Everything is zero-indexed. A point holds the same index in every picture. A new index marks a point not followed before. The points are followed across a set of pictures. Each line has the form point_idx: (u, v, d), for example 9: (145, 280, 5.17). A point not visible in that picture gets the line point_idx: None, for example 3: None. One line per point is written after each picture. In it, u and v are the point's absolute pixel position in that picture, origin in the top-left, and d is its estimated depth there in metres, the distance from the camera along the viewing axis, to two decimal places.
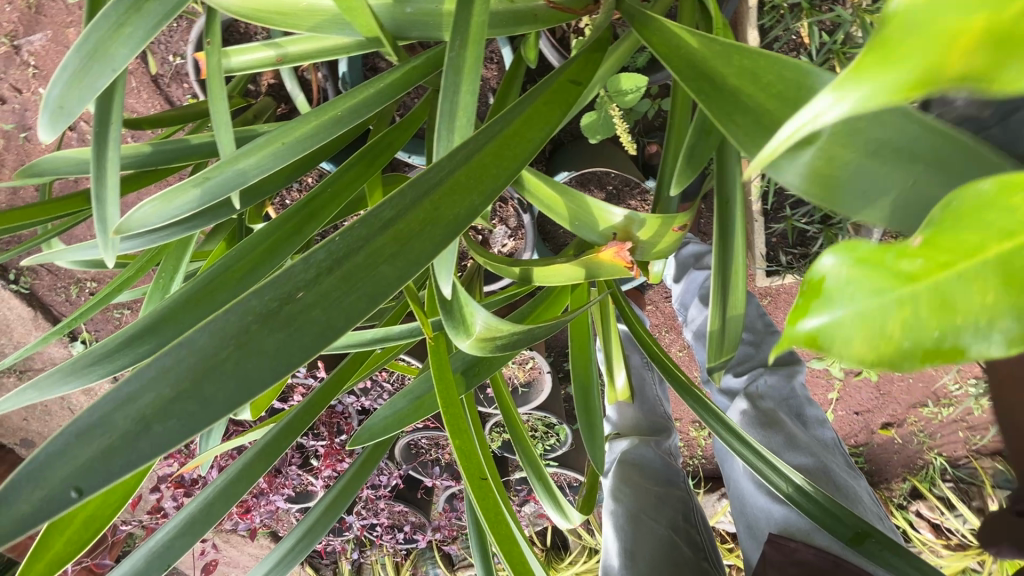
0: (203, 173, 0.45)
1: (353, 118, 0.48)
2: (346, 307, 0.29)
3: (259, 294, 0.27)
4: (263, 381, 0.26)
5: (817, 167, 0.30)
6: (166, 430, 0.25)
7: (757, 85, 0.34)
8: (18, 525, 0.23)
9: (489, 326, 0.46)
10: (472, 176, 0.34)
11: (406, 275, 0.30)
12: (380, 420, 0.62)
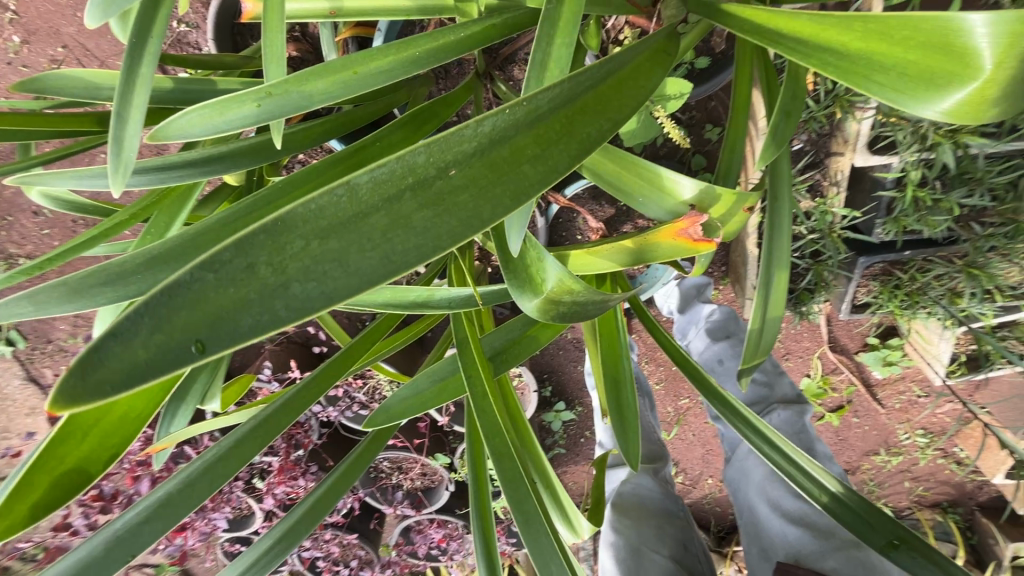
0: (266, 89, 0.42)
1: (431, 61, 0.46)
2: (493, 200, 0.26)
3: (414, 157, 0.24)
4: (408, 261, 0.23)
5: (972, 98, 0.33)
6: (303, 293, 0.22)
7: (892, 44, 0.36)
8: (115, 383, 0.20)
9: (562, 283, 0.44)
10: (603, 99, 0.32)
11: (548, 179, 0.28)
12: (397, 402, 0.56)
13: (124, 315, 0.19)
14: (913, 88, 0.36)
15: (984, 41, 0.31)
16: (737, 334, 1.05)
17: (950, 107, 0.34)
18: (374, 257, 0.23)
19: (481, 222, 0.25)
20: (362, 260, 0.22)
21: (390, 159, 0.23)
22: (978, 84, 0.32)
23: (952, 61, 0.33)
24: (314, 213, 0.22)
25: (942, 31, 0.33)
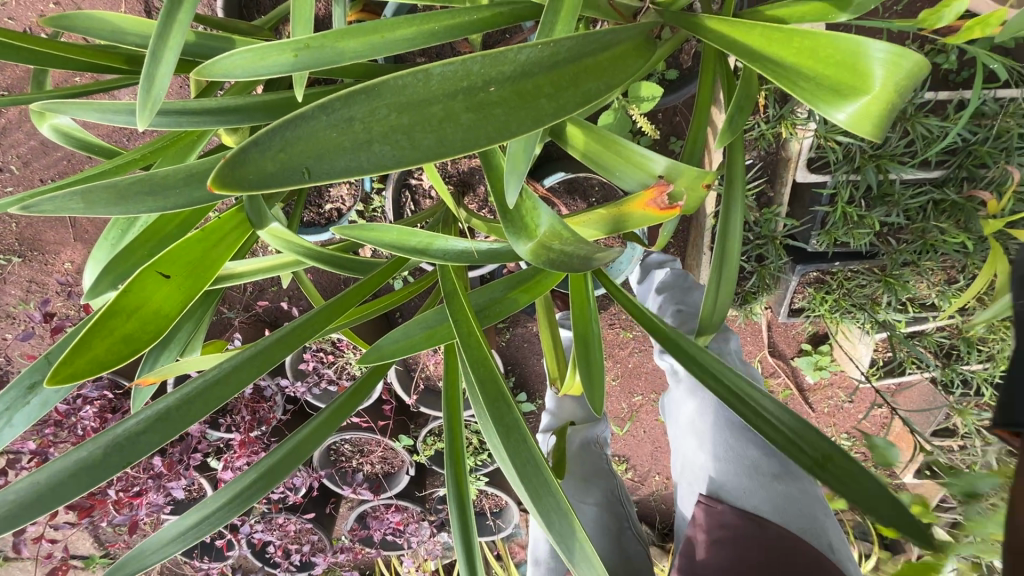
0: (305, 41, 0.47)
1: (448, 35, 0.52)
2: (519, 118, 0.33)
3: (468, 64, 0.31)
4: (456, 147, 0.31)
5: (864, 111, 0.44)
6: (380, 150, 0.30)
7: (817, 58, 0.46)
8: (262, 179, 0.29)
9: (554, 227, 0.51)
10: (605, 62, 0.40)
11: (562, 112, 0.35)
12: (390, 342, 0.61)
13: (268, 129, 0.28)
14: (824, 95, 0.46)
15: (877, 66, 0.42)
16: (686, 288, 1.12)
17: (846, 116, 0.45)
18: (428, 141, 0.31)
19: (508, 131, 0.32)
20: (423, 138, 0.31)
21: (449, 62, 0.31)
22: (868, 98, 0.43)
23: (853, 78, 0.44)
24: (397, 94, 0.30)
25: (849, 55, 0.44)
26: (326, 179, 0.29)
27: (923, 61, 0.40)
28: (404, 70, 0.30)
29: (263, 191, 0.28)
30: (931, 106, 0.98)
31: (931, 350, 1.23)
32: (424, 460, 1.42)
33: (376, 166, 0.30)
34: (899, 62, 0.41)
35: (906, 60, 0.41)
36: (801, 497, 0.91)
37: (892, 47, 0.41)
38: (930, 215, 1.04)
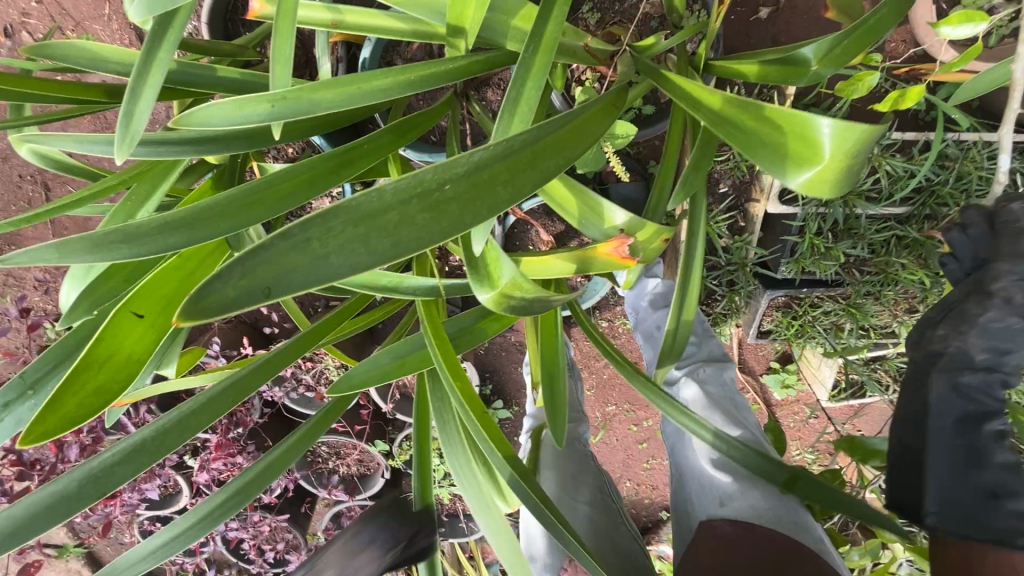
0: (281, 92, 0.49)
1: (425, 85, 0.54)
2: (473, 210, 0.35)
3: (421, 173, 0.33)
4: (410, 248, 0.32)
5: (815, 178, 0.44)
6: (335, 262, 0.30)
7: (775, 125, 0.47)
8: (226, 305, 0.28)
9: (514, 278, 0.53)
10: (562, 140, 0.42)
11: (516, 198, 0.37)
12: (359, 372, 0.63)
13: (225, 264, 0.28)
14: (783, 162, 0.47)
15: (826, 134, 0.42)
16: None
17: (803, 180, 0.45)
18: (384, 244, 0.31)
19: (465, 222, 0.34)
20: (378, 243, 0.31)
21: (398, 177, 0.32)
22: (820, 167, 0.44)
23: (804, 145, 0.45)
24: (352, 207, 0.30)
25: (799, 124, 0.44)
26: (287, 297, 0.29)
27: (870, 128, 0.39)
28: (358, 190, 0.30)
29: (220, 320, 0.28)
30: (897, 146, 1.02)
31: (890, 374, 1.28)
32: (400, 464, 1.45)
33: (331, 278, 0.30)
34: (847, 134, 0.41)
35: (852, 130, 0.40)
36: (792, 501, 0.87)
37: (834, 124, 0.41)
38: (892, 250, 1.08)
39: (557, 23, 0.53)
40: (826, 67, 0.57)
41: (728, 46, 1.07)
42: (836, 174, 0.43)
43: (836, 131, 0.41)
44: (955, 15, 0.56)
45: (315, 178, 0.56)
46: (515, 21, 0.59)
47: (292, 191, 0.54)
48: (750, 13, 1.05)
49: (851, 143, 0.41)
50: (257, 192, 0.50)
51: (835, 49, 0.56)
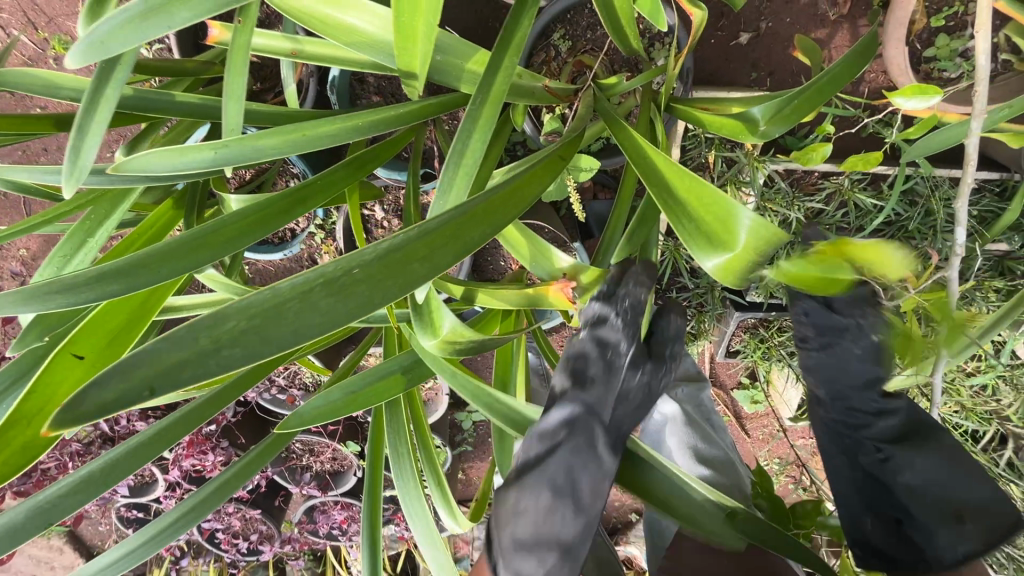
0: (223, 139, 0.49)
1: (374, 131, 0.54)
2: (383, 289, 0.35)
3: (329, 266, 0.34)
4: (310, 334, 0.33)
5: (726, 263, 0.49)
6: (231, 354, 0.31)
7: (699, 201, 0.50)
8: (104, 409, 0.29)
9: (454, 328, 0.55)
10: (488, 209, 0.43)
11: (433, 274, 0.38)
12: (309, 410, 0.64)
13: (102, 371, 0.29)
14: (701, 241, 0.50)
15: (744, 226, 0.46)
16: None
17: (715, 261, 0.49)
18: (285, 333, 0.32)
19: (373, 303, 0.35)
20: (278, 334, 0.32)
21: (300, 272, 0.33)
22: (731, 254, 0.48)
23: (722, 229, 0.48)
24: (246, 305, 0.32)
25: (720, 209, 0.48)
26: (174, 393, 0.30)
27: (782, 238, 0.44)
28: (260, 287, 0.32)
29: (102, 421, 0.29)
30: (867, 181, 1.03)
31: None
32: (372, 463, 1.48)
33: (225, 367, 0.31)
34: (757, 232, 0.45)
35: (767, 229, 0.44)
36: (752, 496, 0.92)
37: (751, 219, 0.45)
38: None
39: (506, 75, 0.54)
40: (775, 127, 0.57)
41: (707, 70, 1.06)
42: (746, 261, 0.47)
43: (752, 226, 0.45)
44: (909, 85, 0.54)
45: (263, 217, 0.56)
46: (469, 64, 0.59)
47: (238, 234, 0.54)
48: (731, 37, 1.04)
49: (759, 240, 0.45)
50: (198, 236, 0.51)
51: (782, 110, 0.57)
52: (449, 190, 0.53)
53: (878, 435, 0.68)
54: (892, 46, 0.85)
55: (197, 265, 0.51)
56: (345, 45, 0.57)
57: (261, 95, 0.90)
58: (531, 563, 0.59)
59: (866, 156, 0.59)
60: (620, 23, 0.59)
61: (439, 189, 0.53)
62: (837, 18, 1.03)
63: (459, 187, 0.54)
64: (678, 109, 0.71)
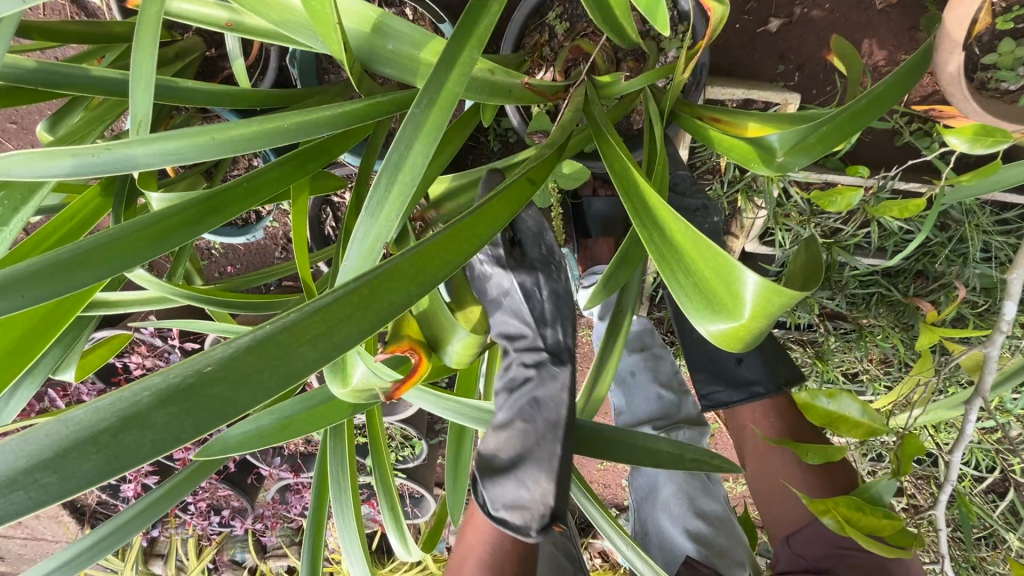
0: (101, 144, 0.41)
1: (302, 135, 0.46)
2: (256, 389, 0.28)
3: (166, 376, 0.26)
4: (137, 462, 0.25)
5: (730, 332, 0.39)
6: (12, 501, 0.23)
7: (699, 253, 0.40)
8: None
9: (364, 379, 0.49)
10: (416, 266, 0.35)
11: (328, 360, 0.30)
12: (236, 435, 0.59)
13: None
14: (698, 299, 0.40)
15: (750, 292, 0.36)
16: (651, 347, 1.13)
17: (719, 329, 0.39)
18: (97, 462, 0.24)
19: (233, 411, 0.27)
20: (80, 465, 0.24)
21: (128, 385, 0.26)
22: (738, 323, 0.38)
23: (727, 291, 0.38)
24: (36, 433, 0.24)
25: (722, 268, 0.37)
26: None
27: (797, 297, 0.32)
28: (47, 419, 0.24)
29: None
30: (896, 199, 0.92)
31: None
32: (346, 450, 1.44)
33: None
34: (771, 299, 0.34)
35: (781, 294, 0.34)
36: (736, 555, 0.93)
37: (759, 281, 0.35)
38: (873, 307, 1.00)
39: (463, 73, 0.44)
40: (795, 157, 0.47)
41: (729, 59, 0.94)
42: (758, 332, 0.37)
43: (764, 296, 0.35)
44: (967, 124, 0.47)
45: (163, 232, 0.47)
46: (427, 56, 0.48)
47: (123, 253, 0.44)
48: (759, 22, 0.91)
49: (776, 312, 0.35)
50: (75, 254, 0.42)
51: (805, 139, 0.46)
52: (377, 213, 0.43)
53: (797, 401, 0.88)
54: (946, 51, 0.73)
55: (69, 289, 0.41)
56: (276, 25, 0.47)
57: (216, 64, 0.79)
58: (514, 484, 0.62)
59: (904, 202, 0.49)
60: (609, 17, 0.51)
61: (365, 210, 0.42)
62: (884, 8, 0.89)
63: (392, 208, 0.43)
64: (684, 120, 0.61)
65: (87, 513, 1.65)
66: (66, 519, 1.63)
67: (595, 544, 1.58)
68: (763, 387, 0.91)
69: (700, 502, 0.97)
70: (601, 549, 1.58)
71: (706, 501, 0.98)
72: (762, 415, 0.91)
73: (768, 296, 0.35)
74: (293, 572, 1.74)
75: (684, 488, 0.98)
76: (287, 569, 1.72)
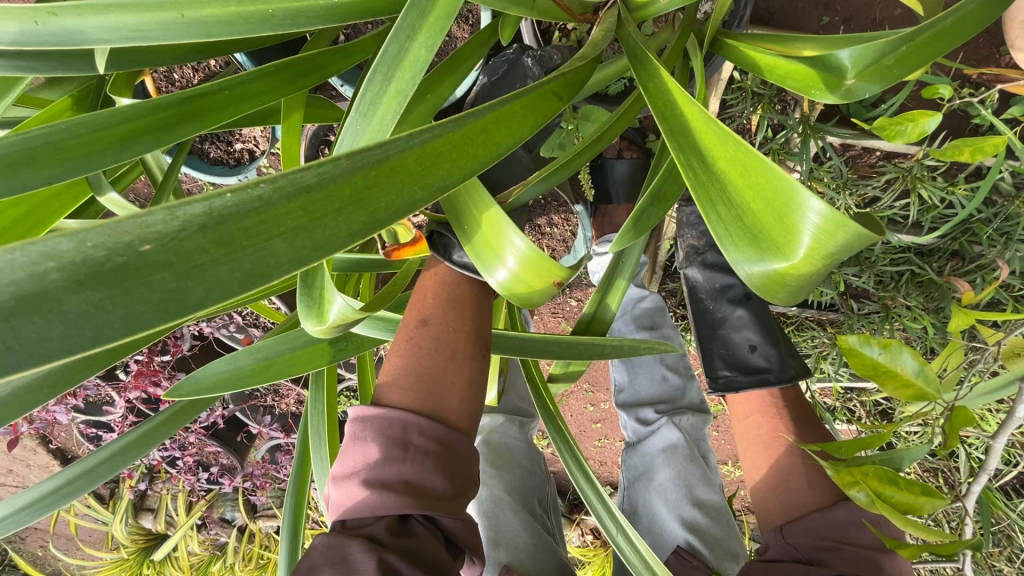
0: (48, 8, 0.38)
1: (289, 25, 0.42)
2: (211, 280, 0.26)
3: (80, 246, 0.23)
4: (35, 356, 0.23)
5: (771, 276, 0.33)
6: None
7: (747, 180, 0.34)
8: None
9: (342, 315, 0.46)
10: (419, 167, 0.33)
11: (305, 256, 0.29)
12: (210, 375, 0.54)
13: None
14: (739, 233, 0.34)
15: (810, 224, 0.30)
16: (662, 327, 1.04)
17: (763, 271, 0.34)
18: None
19: (178, 308, 0.26)
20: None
21: (21, 245, 0.22)
22: (785, 264, 0.32)
23: (778, 222, 0.32)
24: None
25: (777, 195, 0.31)
26: None
27: (869, 236, 0.26)
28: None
29: None
30: (940, 170, 0.85)
31: (872, 413, 1.12)
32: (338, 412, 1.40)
33: None
34: (828, 236, 0.29)
35: (845, 230, 0.28)
36: (730, 545, 0.86)
37: (824, 209, 0.28)
38: (902, 286, 0.94)
39: None
40: (866, 83, 0.40)
41: (769, 6, 0.86)
42: (807, 278, 0.32)
43: (828, 238, 0.29)
44: None
45: (128, 134, 0.45)
46: None
47: (82, 154, 0.42)
48: None
49: (832, 250, 0.29)
50: (19, 147, 0.39)
51: (881, 60, 0.39)
52: (370, 114, 0.40)
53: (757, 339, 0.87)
54: None
55: (24, 189, 0.39)
56: None
57: None
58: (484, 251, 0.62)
59: (982, 142, 0.43)
60: None
61: (355, 110, 0.40)
62: None
63: (386, 109, 0.40)
64: (727, 48, 0.55)
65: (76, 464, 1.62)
66: (56, 468, 1.60)
67: (588, 521, 1.55)
68: (776, 375, 0.83)
69: (698, 490, 0.90)
70: (594, 526, 1.55)
71: (704, 490, 0.91)
72: (772, 408, 0.82)
73: (835, 241, 0.29)
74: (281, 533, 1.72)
75: (682, 474, 0.91)
76: (276, 531, 1.69)
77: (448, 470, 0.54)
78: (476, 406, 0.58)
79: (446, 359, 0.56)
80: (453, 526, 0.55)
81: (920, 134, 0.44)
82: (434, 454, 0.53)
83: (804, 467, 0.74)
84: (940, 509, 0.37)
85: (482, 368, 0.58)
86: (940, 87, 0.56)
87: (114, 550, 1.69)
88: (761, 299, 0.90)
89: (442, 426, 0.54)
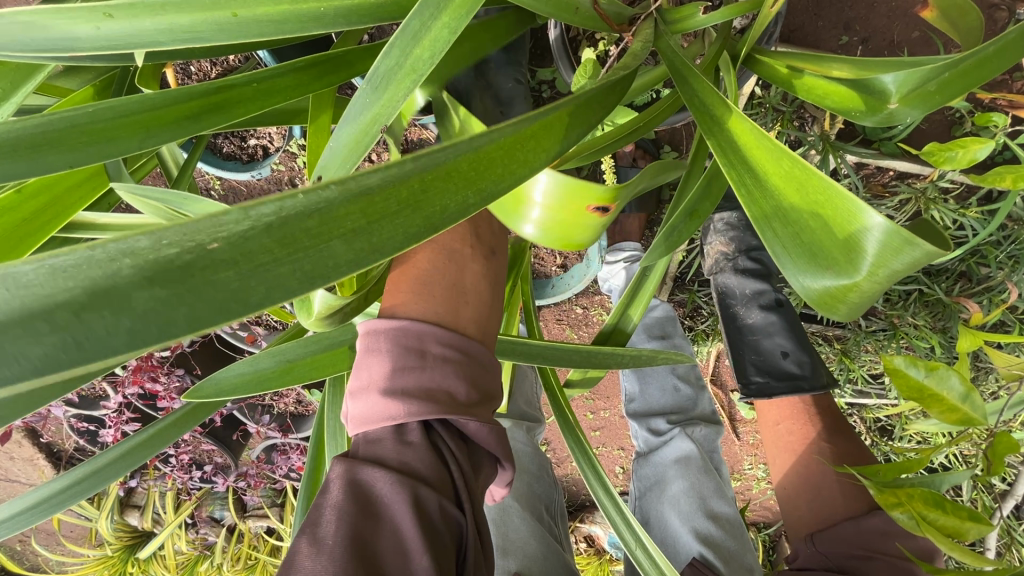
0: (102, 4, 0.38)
1: (337, 28, 0.42)
2: (272, 280, 0.26)
3: (155, 241, 0.23)
4: (100, 354, 0.23)
5: (830, 293, 0.33)
6: None
7: (805, 198, 0.34)
8: None
9: (325, 304, 0.47)
10: (475, 169, 0.33)
11: (366, 256, 0.29)
12: (234, 376, 0.53)
13: None
14: (796, 251, 0.35)
15: (873, 242, 0.30)
16: (674, 336, 1.04)
17: (822, 288, 0.34)
18: (51, 344, 0.22)
19: (242, 308, 0.26)
20: (28, 348, 0.22)
21: (102, 242, 0.22)
22: (848, 283, 0.32)
23: (838, 240, 0.32)
24: None
25: (838, 213, 0.31)
26: None
27: (937, 254, 0.26)
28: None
29: None
30: (953, 192, 0.86)
31: (873, 430, 1.12)
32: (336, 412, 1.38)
33: None
34: (890, 255, 0.29)
35: (910, 248, 0.27)
36: (744, 559, 0.86)
37: (888, 225, 0.28)
38: (911, 305, 0.95)
39: None
40: (910, 107, 0.40)
41: (790, 24, 0.87)
42: (869, 297, 0.31)
43: (894, 260, 0.29)
44: None
45: (155, 122, 0.44)
46: None
47: (106, 138, 0.42)
48: None
49: (898, 267, 0.29)
50: (34, 132, 0.39)
51: (924, 86, 0.39)
52: (381, 89, 0.40)
53: (782, 342, 0.90)
54: None
55: (47, 170, 0.39)
56: None
57: None
58: None
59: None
60: None
61: (367, 83, 0.39)
62: None
63: (399, 86, 0.40)
64: (762, 65, 0.55)
65: (63, 459, 1.58)
66: (42, 462, 1.56)
67: (582, 529, 1.54)
68: (809, 383, 0.85)
69: (712, 503, 0.89)
70: (588, 534, 1.54)
71: (718, 503, 0.90)
72: (803, 416, 0.85)
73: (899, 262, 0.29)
74: (271, 534, 1.69)
75: (696, 487, 0.91)
76: (266, 531, 1.66)
77: (471, 377, 0.49)
78: (489, 323, 0.54)
79: (450, 271, 0.53)
80: (479, 432, 0.50)
81: (969, 161, 0.44)
82: (456, 362, 0.48)
83: (834, 475, 0.76)
84: (982, 536, 0.37)
85: (489, 283, 0.55)
86: (993, 115, 0.58)
87: (98, 547, 1.65)
88: (793, 307, 0.92)
89: (459, 334, 0.50)
